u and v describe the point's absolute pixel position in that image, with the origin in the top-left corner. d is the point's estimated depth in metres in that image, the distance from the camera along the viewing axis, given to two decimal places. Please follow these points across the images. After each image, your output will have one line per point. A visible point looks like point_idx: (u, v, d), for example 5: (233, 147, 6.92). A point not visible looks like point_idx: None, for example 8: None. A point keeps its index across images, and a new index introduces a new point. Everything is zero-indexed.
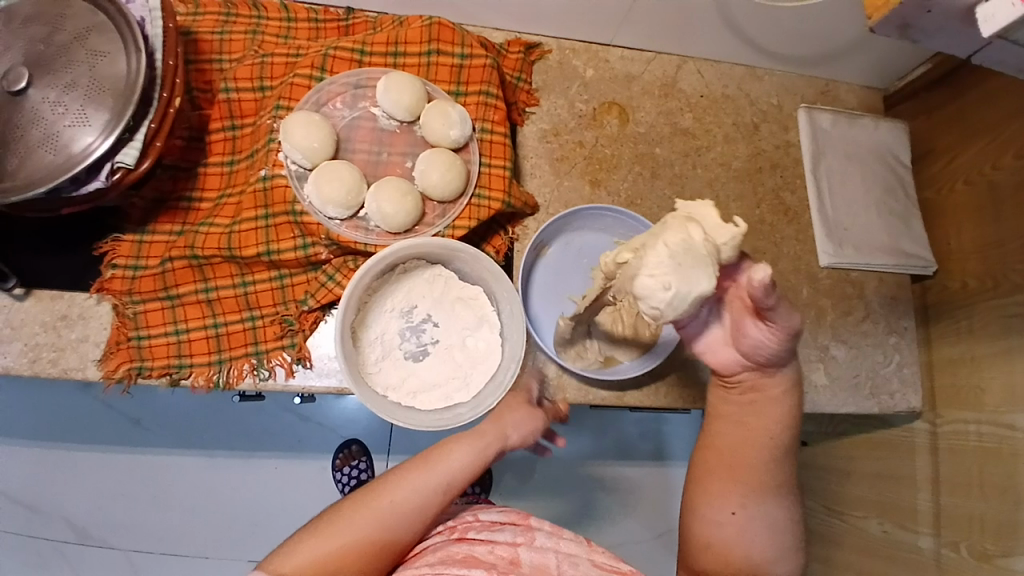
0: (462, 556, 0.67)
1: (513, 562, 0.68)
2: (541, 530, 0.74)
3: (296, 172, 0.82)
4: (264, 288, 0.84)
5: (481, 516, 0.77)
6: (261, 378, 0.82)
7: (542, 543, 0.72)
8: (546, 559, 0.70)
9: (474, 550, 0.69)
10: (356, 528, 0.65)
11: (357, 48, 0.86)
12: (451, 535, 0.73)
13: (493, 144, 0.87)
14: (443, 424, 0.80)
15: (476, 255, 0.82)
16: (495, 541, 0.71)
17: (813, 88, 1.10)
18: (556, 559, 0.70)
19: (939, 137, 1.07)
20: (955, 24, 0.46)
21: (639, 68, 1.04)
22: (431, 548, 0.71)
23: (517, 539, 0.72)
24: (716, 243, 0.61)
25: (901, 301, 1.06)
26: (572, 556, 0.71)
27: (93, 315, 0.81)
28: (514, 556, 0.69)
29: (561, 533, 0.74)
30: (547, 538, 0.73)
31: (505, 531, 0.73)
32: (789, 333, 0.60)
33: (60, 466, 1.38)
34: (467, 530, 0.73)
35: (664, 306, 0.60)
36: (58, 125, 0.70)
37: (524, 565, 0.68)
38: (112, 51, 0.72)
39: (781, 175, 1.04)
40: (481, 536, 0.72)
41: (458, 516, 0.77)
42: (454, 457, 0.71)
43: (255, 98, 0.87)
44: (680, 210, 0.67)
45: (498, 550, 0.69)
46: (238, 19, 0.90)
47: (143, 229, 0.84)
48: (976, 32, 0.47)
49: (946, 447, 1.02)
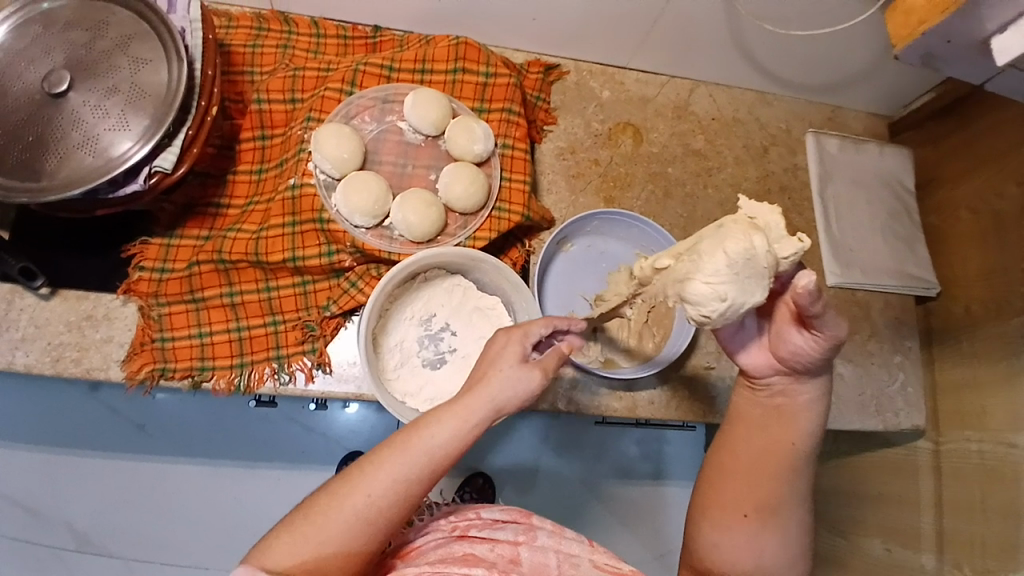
0: (462, 555, 0.67)
1: (512, 561, 0.68)
2: (544, 530, 0.73)
3: (325, 181, 0.84)
4: (287, 293, 0.86)
5: (482, 513, 0.74)
6: (281, 382, 0.84)
7: (542, 542, 0.72)
8: (547, 559, 0.70)
9: (474, 549, 0.69)
10: (343, 521, 0.55)
11: (386, 65, 0.89)
12: (452, 533, 0.72)
13: (514, 159, 0.90)
14: None
15: (498, 266, 0.85)
16: (495, 539, 0.71)
17: (821, 114, 1.14)
18: (557, 560, 0.70)
19: (942, 165, 1.11)
20: (971, 53, 0.49)
21: (653, 90, 1.07)
22: (430, 545, 0.70)
23: (519, 539, 0.71)
24: (778, 255, 0.60)
25: (904, 322, 1.08)
26: (574, 556, 0.70)
27: (118, 316, 0.83)
28: (514, 555, 0.69)
29: (563, 532, 0.73)
30: (548, 537, 0.72)
31: (506, 529, 0.72)
32: (832, 345, 0.61)
33: (62, 470, 1.38)
34: (469, 528, 0.72)
35: (716, 314, 0.60)
36: (98, 129, 0.72)
37: (522, 564, 0.68)
38: (154, 59, 0.75)
39: (789, 197, 1.07)
40: (482, 535, 0.71)
41: (460, 511, 0.75)
42: (448, 426, 0.58)
43: (286, 110, 0.90)
44: (743, 212, 0.64)
45: (499, 549, 0.69)
46: (270, 34, 0.93)
47: (171, 233, 0.85)
48: (990, 62, 0.50)
49: (949, 467, 1.03)
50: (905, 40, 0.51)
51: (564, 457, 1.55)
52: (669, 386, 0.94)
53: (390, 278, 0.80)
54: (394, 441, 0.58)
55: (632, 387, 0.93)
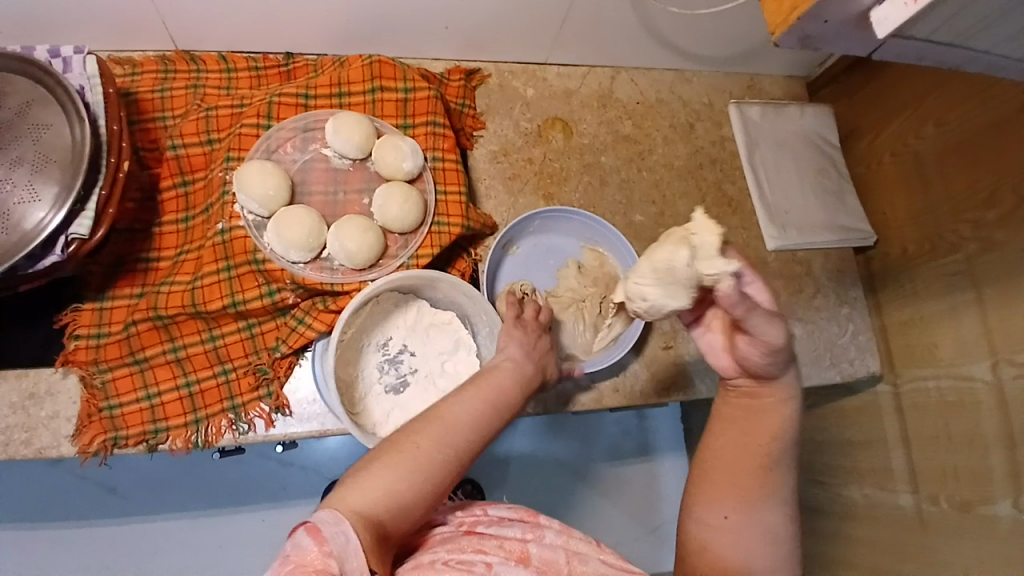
0: (473, 549, 0.63)
1: (522, 557, 0.64)
2: (551, 529, 0.70)
3: (254, 222, 0.83)
4: (233, 340, 0.84)
5: (488, 511, 0.72)
6: (241, 431, 0.82)
7: (551, 541, 0.68)
8: (556, 556, 0.66)
9: (484, 543, 0.64)
10: (421, 459, 0.57)
11: (301, 93, 0.88)
12: (458, 528, 0.68)
13: (446, 171, 0.90)
14: None
15: (454, 282, 0.84)
16: (502, 535, 0.67)
17: (740, 84, 1.16)
18: (565, 558, 0.66)
19: (861, 118, 1.15)
20: (854, 28, 0.51)
21: (575, 83, 1.08)
22: (439, 538, 0.65)
23: (526, 537, 0.68)
24: (700, 272, 0.59)
25: (847, 273, 1.12)
26: (581, 554, 0.68)
27: (60, 390, 0.80)
28: (523, 551, 0.65)
29: (571, 532, 0.71)
30: (556, 536, 0.69)
31: (513, 526, 0.69)
32: (773, 348, 0.59)
33: (33, 549, 1.32)
34: (475, 524, 0.68)
35: (643, 310, 0.66)
36: (6, 203, 0.69)
37: (533, 560, 0.64)
38: (56, 122, 0.72)
39: (720, 168, 1.09)
40: (489, 532, 0.67)
41: (466, 509, 0.72)
42: (490, 388, 0.67)
43: (204, 152, 0.87)
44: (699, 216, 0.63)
45: (507, 545, 0.65)
46: (178, 74, 0.91)
47: (102, 296, 0.82)
48: (873, 33, 0.51)
49: (911, 405, 1.08)
50: (782, 28, 0.50)
51: (546, 451, 1.56)
52: (631, 371, 0.96)
53: (349, 309, 0.80)
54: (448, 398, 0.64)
55: (596, 378, 0.94)
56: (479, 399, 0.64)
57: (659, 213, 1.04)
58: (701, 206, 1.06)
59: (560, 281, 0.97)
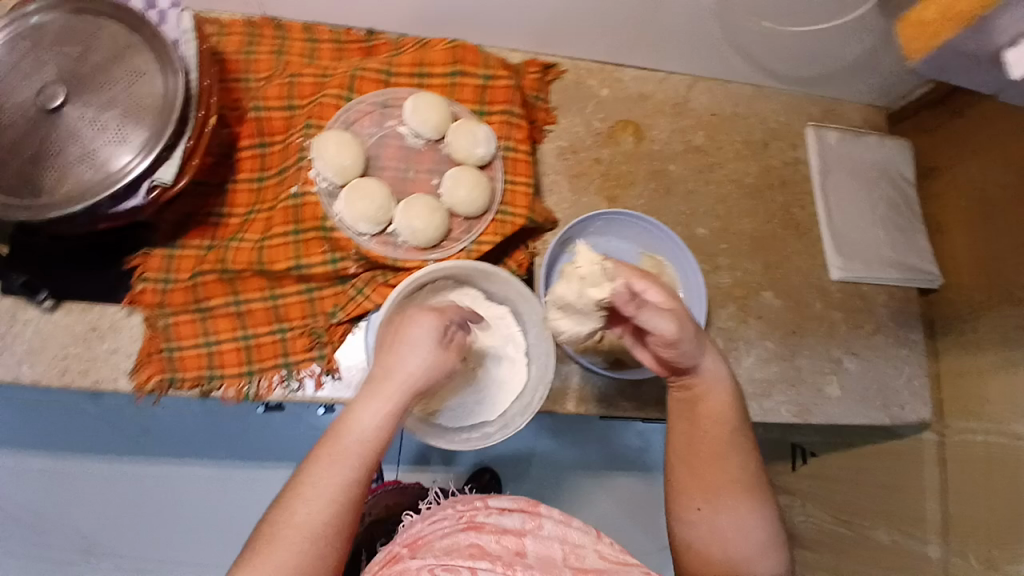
0: (469, 546, 0.73)
1: (519, 551, 0.74)
2: (550, 519, 0.82)
3: (327, 190, 0.84)
4: (293, 301, 0.85)
5: (490, 503, 0.84)
6: (290, 389, 0.84)
7: (549, 531, 0.80)
8: (551, 547, 0.76)
9: (481, 538, 0.76)
10: (316, 515, 0.58)
11: (383, 69, 0.89)
12: (460, 521, 0.80)
13: (516, 161, 0.90)
14: (471, 445, 0.83)
15: (508, 279, 0.84)
16: (501, 530, 0.79)
17: (818, 107, 1.13)
18: (561, 548, 0.76)
19: (941, 155, 1.10)
20: None
21: (652, 87, 1.07)
22: (439, 534, 0.78)
23: (524, 528, 0.80)
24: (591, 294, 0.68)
25: (908, 313, 1.09)
26: (579, 547, 0.77)
27: (124, 327, 0.83)
28: (520, 547, 0.75)
29: (569, 522, 0.82)
30: (553, 526, 0.80)
31: (512, 517, 0.82)
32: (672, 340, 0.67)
33: (64, 479, 1.36)
34: (475, 516, 0.81)
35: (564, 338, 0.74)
36: (96, 143, 0.71)
37: (528, 554, 0.74)
38: (149, 70, 0.74)
39: (790, 191, 1.07)
40: (489, 526, 0.79)
41: (469, 502, 0.84)
42: (368, 408, 0.61)
43: (285, 116, 0.89)
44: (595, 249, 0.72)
45: (504, 540, 0.76)
46: (262, 39, 0.93)
47: (173, 243, 0.84)
48: None
49: (955, 458, 1.04)
50: (924, 49, 0.58)
51: (568, 453, 1.54)
52: None
53: (404, 290, 0.79)
54: (340, 423, 0.61)
55: (637, 385, 0.95)
56: (372, 416, 0.61)
57: (723, 229, 1.02)
58: (767, 225, 1.04)
59: None
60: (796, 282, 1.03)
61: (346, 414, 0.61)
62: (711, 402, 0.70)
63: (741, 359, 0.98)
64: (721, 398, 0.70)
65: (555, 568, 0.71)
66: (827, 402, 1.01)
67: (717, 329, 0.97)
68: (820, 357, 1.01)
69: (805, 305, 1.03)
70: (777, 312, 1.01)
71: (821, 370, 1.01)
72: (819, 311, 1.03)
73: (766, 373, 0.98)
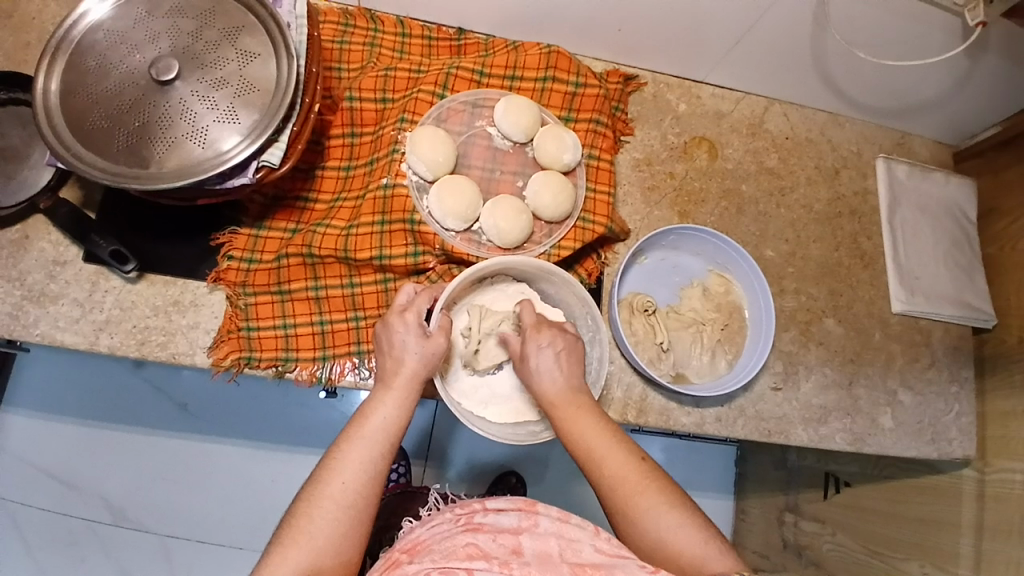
0: (466, 550, 0.65)
1: (515, 551, 0.66)
2: (548, 516, 0.69)
3: (416, 183, 0.86)
4: (370, 291, 0.86)
5: (488, 503, 0.72)
6: (362, 376, 0.85)
7: (545, 529, 0.68)
8: (548, 544, 0.66)
9: (478, 540, 0.67)
10: (345, 493, 0.64)
11: (476, 69, 0.90)
12: (459, 523, 0.70)
13: (599, 169, 0.91)
14: (519, 438, 0.84)
15: (568, 280, 0.84)
16: (497, 530, 0.69)
17: (890, 139, 1.14)
18: (558, 545, 0.66)
19: (1005, 199, 1.08)
20: None
21: (729, 106, 1.08)
22: (438, 538, 0.68)
23: (520, 527, 0.69)
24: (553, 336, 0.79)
25: (963, 351, 1.08)
26: (575, 541, 0.66)
27: (204, 303, 0.84)
28: (516, 546, 0.66)
29: (568, 518, 0.68)
30: (550, 523, 0.69)
31: (507, 515, 0.70)
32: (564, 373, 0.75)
33: (100, 446, 1.35)
34: (473, 517, 0.71)
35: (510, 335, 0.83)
36: (206, 120, 0.72)
37: (526, 554, 0.65)
38: (263, 53, 0.75)
39: (859, 221, 1.08)
40: (488, 527, 0.69)
41: (466, 502, 0.74)
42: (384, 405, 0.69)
43: (376, 109, 0.90)
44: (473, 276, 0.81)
45: (500, 539, 0.67)
46: (357, 30, 0.94)
47: (260, 224, 0.86)
48: None
49: (993, 497, 1.00)
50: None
51: None
52: (737, 403, 0.95)
53: (457, 282, 0.81)
54: (362, 410, 0.69)
55: (699, 402, 0.94)
56: (391, 402, 0.70)
57: (791, 252, 1.04)
58: (833, 254, 1.05)
59: (683, 300, 0.97)
60: (859, 311, 1.04)
61: (369, 403, 0.70)
62: (549, 393, 0.73)
63: (800, 384, 0.99)
64: (567, 390, 0.74)
65: (552, 568, 0.63)
66: (880, 432, 1.01)
67: (778, 352, 0.99)
68: (877, 388, 1.02)
69: (865, 334, 1.04)
70: (839, 338, 1.02)
71: (876, 401, 1.02)
72: (879, 342, 1.04)
73: (823, 399, 0.99)
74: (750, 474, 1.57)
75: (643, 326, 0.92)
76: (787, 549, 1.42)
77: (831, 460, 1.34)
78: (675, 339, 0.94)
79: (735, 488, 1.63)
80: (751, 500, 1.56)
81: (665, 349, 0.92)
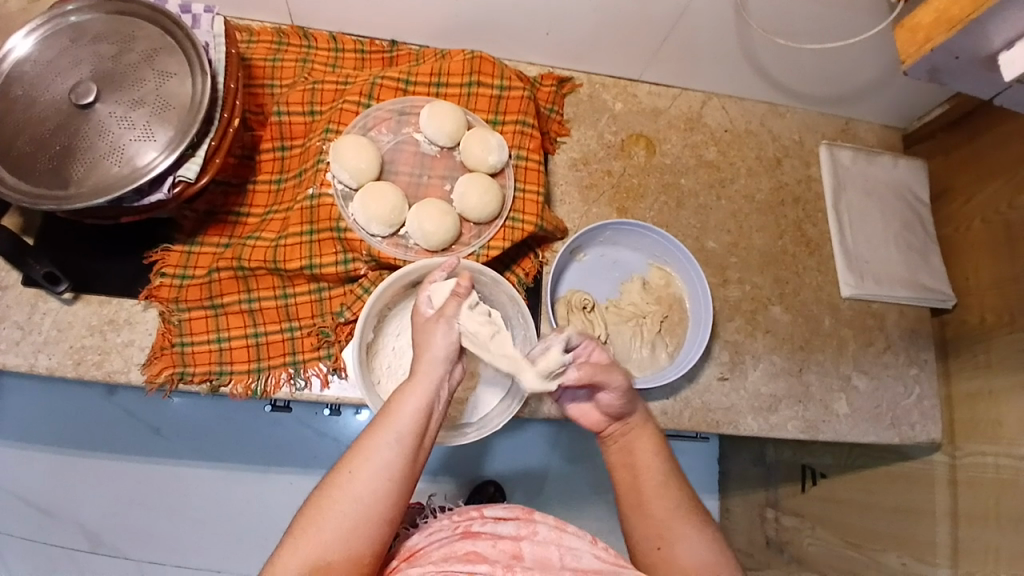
0: (465, 553, 0.65)
1: (515, 556, 0.66)
2: (545, 524, 0.71)
3: (342, 192, 0.87)
4: (304, 301, 0.88)
5: (485, 512, 0.74)
6: (297, 388, 0.85)
7: (543, 537, 0.70)
8: (548, 552, 0.67)
9: (478, 546, 0.67)
10: (370, 498, 0.59)
11: (402, 78, 0.92)
12: (456, 531, 0.71)
13: (528, 170, 0.92)
14: (450, 440, 0.85)
15: (495, 278, 0.85)
16: (497, 536, 0.69)
17: (833, 126, 1.14)
18: (557, 552, 0.67)
19: (957, 178, 1.07)
20: (957, 37, 0.52)
21: (666, 102, 1.08)
22: (437, 544, 0.69)
23: (519, 535, 0.70)
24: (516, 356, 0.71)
25: (921, 333, 1.06)
26: (574, 549, 0.68)
27: (140, 320, 0.85)
28: (516, 551, 0.67)
29: (565, 527, 0.71)
30: (548, 531, 0.70)
31: (507, 524, 0.71)
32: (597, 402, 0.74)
33: (76, 474, 1.36)
34: (471, 525, 0.71)
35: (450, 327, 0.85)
36: (124, 139, 0.74)
37: (526, 559, 0.66)
38: (180, 72, 0.77)
39: (803, 208, 1.08)
40: (486, 534, 0.70)
41: (463, 511, 0.74)
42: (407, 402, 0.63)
43: (305, 121, 0.93)
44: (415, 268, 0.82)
45: (500, 545, 0.68)
46: (289, 48, 0.96)
47: (193, 240, 0.88)
48: (987, 65, 0.55)
49: (966, 482, 0.97)
50: (914, 57, 0.55)
51: (571, 467, 1.49)
52: (683, 396, 0.95)
53: (378, 290, 0.81)
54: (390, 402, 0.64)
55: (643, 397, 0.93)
56: (419, 398, 0.63)
57: (734, 243, 1.04)
58: (777, 242, 1.05)
59: (623, 295, 0.97)
60: (807, 298, 1.03)
61: (396, 397, 0.63)
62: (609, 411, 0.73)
63: (747, 374, 0.98)
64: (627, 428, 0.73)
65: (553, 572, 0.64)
66: (836, 419, 1.00)
67: (723, 342, 0.98)
68: (830, 374, 1.01)
69: (814, 320, 1.03)
70: (787, 326, 1.02)
71: (830, 387, 1.01)
72: (829, 328, 1.03)
73: (773, 388, 0.98)
74: (732, 473, 1.55)
75: (581, 323, 0.92)
76: (771, 548, 1.39)
77: (807, 453, 1.31)
78: (619, 332, 0.93)
79: (720, 488, 1.60)
80: (735, 500, 1.53)
81: (604, 343, 0.92)
